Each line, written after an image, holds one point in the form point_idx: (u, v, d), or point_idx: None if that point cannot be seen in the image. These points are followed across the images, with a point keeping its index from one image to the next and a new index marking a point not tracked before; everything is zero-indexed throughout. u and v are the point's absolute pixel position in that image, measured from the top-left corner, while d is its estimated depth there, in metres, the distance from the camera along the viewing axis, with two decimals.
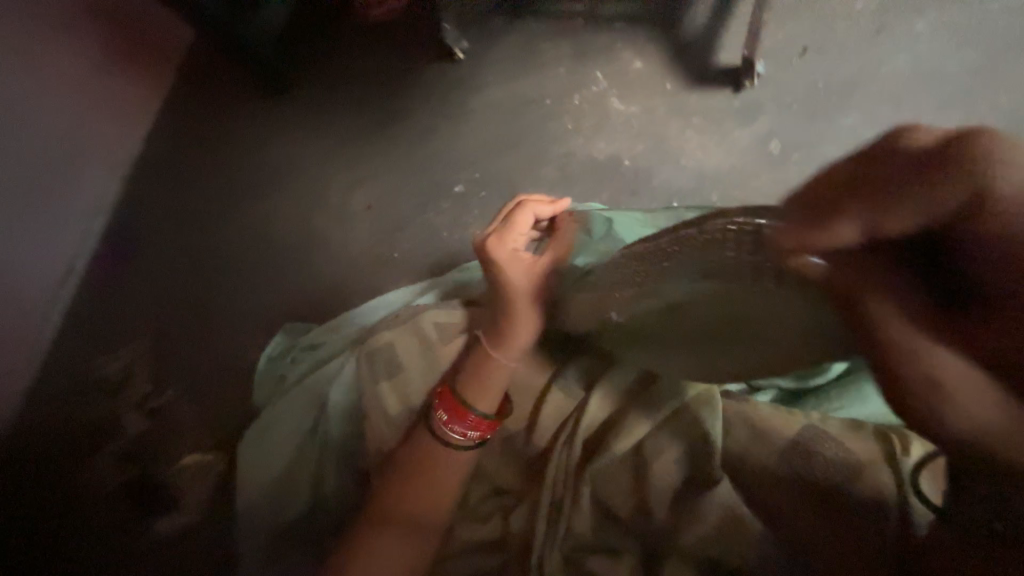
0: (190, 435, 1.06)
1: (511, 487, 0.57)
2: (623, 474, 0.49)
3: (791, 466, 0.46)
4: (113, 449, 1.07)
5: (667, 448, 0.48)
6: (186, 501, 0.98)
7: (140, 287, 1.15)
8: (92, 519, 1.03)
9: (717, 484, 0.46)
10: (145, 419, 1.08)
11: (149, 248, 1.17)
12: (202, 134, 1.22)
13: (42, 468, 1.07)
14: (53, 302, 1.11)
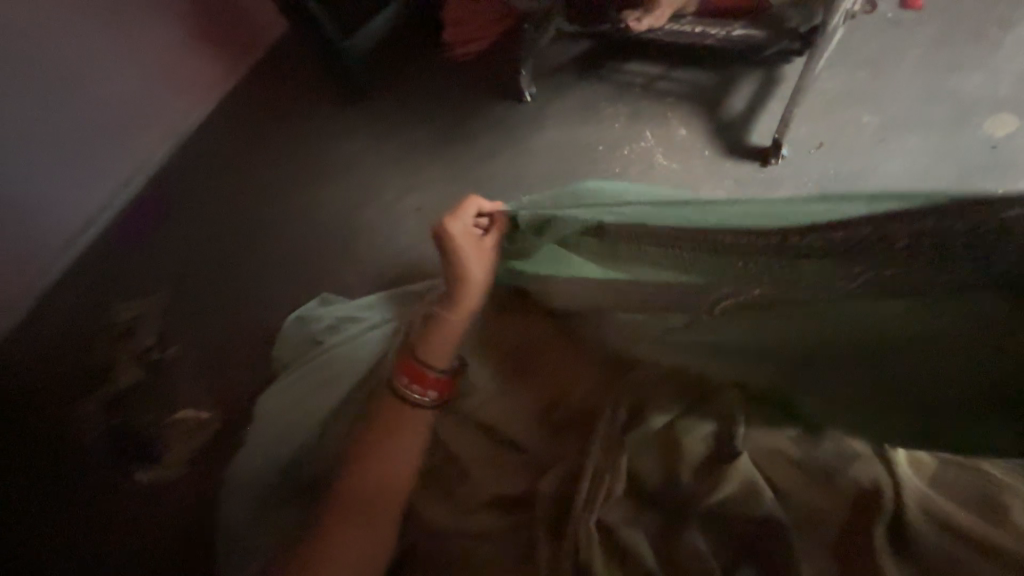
0: (189, 392, 1.05)
1: (527, 452, 0.50)
2: (659, 442, 0.45)
3: (858, 460, 0.40)
4: (103, 393, 1.06)
5: (710, 421, 0.44)
6: (173, 453, 0.98)
7: (180, 243, 1.22)
8: (69, 461, 1.02)
9: (763, 466, 0.41)
10: (143, 370, 1.08)
11: (198, 211, 1.25)
12: (275, 118, 1.34)
13: (35, 398, 1.08)
14: (78, 239, 1.23)
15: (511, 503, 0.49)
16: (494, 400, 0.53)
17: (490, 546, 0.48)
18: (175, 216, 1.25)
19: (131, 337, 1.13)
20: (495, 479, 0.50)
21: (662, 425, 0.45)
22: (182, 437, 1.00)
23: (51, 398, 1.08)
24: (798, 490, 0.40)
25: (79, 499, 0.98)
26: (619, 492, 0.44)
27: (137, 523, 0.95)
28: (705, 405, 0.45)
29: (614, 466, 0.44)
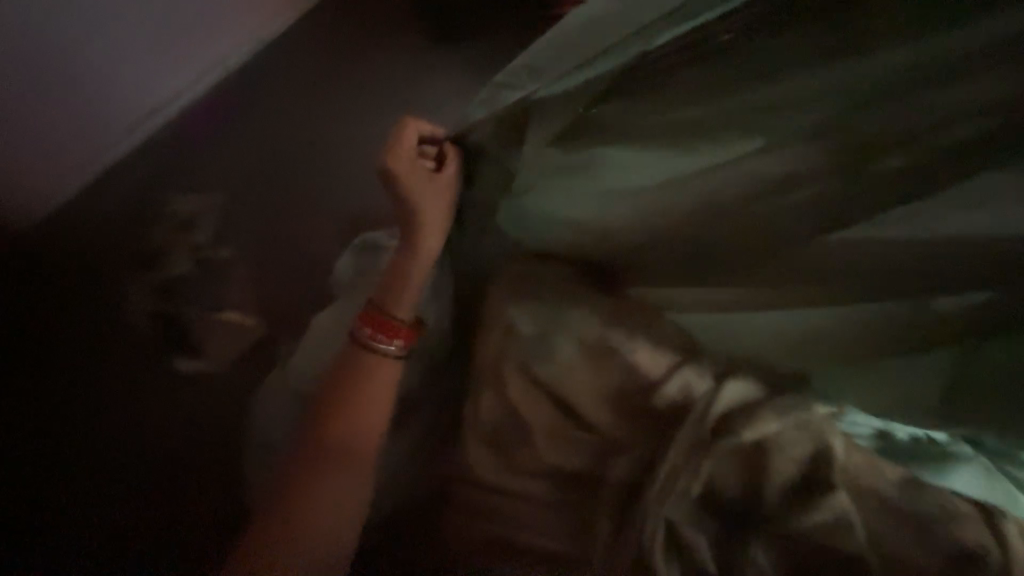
0: (234, 295, 1.04)
1: (597, 435, 0.49)
2: (744, 458, 0.43)
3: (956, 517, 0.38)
4: (154, 279, 1.06)
5: (804, 448, 0.43)
6: (216, 350, 0.97)
7: (244, 146, 1.18)
8: (106, 337, 1.01)
9: (850, 499, 0.40)
10: (193, 265, 1.07)
11: (264, 120, 1.21)
12: (357, 41, 1.28)
13: (85, 272, 1.07)
14: (143, 124, 1.18)
15: (573, 478, 0.49)
16: (574, 374, 0.51)
17: (546, 511, 0.49)
18: (240, 120, 1.21)
19: (186, 232, 1.11)
20: (560, 452, 0.50)
21: (755, 439, 0.43)
22: (221, 337, 0.99)
23: (99, 275, 1.06)
24: (895, 538, 0.38)
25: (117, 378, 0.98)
26: (695, 493, 0.44)
27: (163, 412, 0.93)
28: (803, 430, 0.43)
29: (694, 469, 0.44)
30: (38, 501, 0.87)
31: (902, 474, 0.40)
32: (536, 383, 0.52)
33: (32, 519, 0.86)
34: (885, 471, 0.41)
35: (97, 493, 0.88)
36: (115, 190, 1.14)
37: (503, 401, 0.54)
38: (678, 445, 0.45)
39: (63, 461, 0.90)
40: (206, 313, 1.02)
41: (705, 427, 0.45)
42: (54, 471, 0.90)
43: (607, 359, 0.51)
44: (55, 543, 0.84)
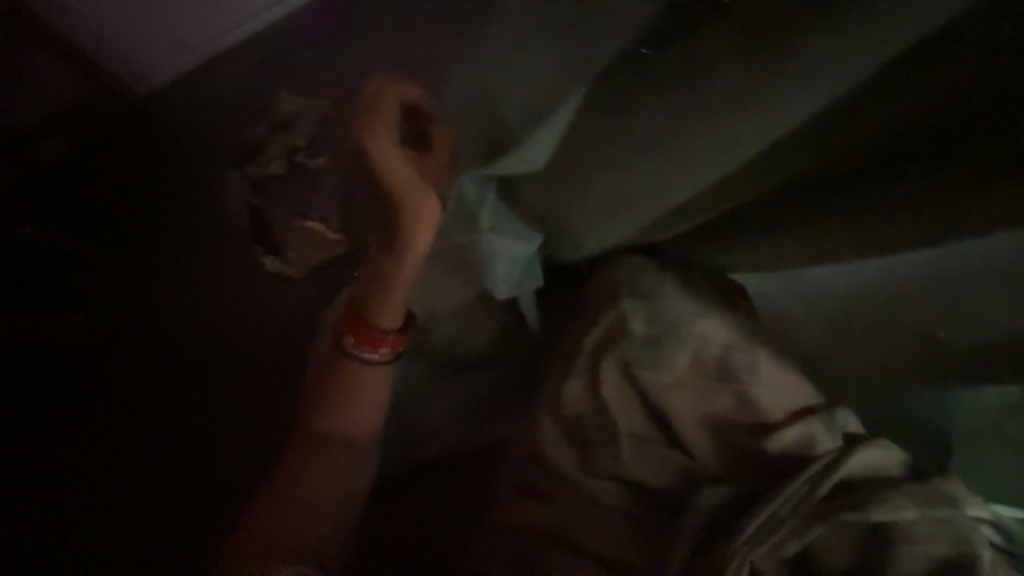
0: (320, 203, 0.91)
1: (696, 460, 0.47)
2: (855, 538, 0.39)
3: None
4: (251, 171, 0.99)
5: (933, 547, 0.38)
6: (295, 258, 0.92)
7: (354, 47, 1.07)
8: (206, 232, 0.99)
9: None
10: (285, 166, 0.94)
11: (371, 23, 1.08)
12: None
13: (193, 155, 1.06)
14: (253, 19, 1.13)
15: (650, 490, 0.48)
16: (680, 390, 0.48)
17: (617, 516, 0.48)
18: (348, 22, 1.10)
19: (284, 129, 1.02)
20: (645, 465, 0.48)
21: (882, 521, 0.39)
22: (303, 246, 0.92)
23: (200, 160, 1.05)
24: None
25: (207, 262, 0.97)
26: (792, 551, 0.40)
27: (248, 319, 0.91)
28: (940, 529, 0.38)
29: (798, 528, 0.41)
30: (125, 385, 0.88)
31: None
32: (635, 387, 0.49)
33: (117, 401, 0.87)
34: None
35: (176, 390, 0.87)
36: (219, 84, 1.10)
37: (592, 394, 0.51)
38: (786, 498, 0.41)
39: (149, 348, 0.91)
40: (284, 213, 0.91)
41: (822, 488, 0.41)
42: (140, 357, 0.90)
43: (722, 385, 0.47)
44: (133, 431, 0.84)
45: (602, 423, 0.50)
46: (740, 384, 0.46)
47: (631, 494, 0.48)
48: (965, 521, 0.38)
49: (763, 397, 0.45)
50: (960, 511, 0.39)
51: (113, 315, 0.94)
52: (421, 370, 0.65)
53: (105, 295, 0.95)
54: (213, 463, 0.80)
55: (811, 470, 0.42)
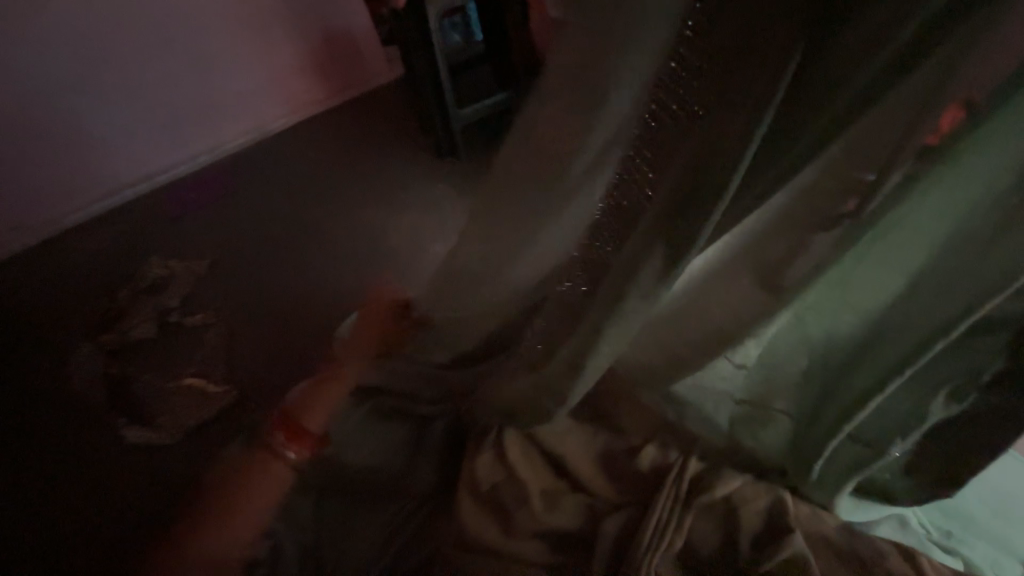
0: (201, 358, 0.96)
1: (600, 496, 0.55)
2: (712, 514, 0.50)
3: (856, 549, 0.47)
4: (108, 340, 0.97)
5: (755, 500, 0.50)
6: (166, 419, 0.89)
7: (231, 219, 1.17)
8: (32, 427, 0.89)
9: (790, 535, 0.48)
10: (156, 328, 0.99)
11: (249, 199, 1.21)
12: (352, 136, 1.32)
13: (34, 335, 0.99)
14: (115, 196, 1.18)
15: (566, 539, 0.53)
16: (568, 436, 0.58)
17: (539, 573, 0.51)
18: (222, 198, 1.20)
19: (154, 294, 1.04)
20: (554, 514, 0.54)
21: (721, 495, 0.51)
22: (182, 407, 0.90)
23: (44, 339, 0.99)
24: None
25: (49, 449, 0.87)
26: (679, 546, 0.48)
27: (94, 508, 0.81)
28: (756, 488, 0.51)
29: (677, 523, 0.49)
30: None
31: (841, 522, 0.50)
32: (537, 445, 0.59)
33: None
34: (826, 519, 0.49)
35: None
36: (75, 258, 1.10)
37: (501, 463, 0.58)
38: (661, 503, 0.51)
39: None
40: (158, 378, 0.93)
41: (685, 485, 0.52)
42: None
43: (599, 426, 0.59)
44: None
45: (512, 487, 0.56)
46: (599, 431, 0.59)
47: (551, 547, 0.53)
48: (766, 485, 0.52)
49: (609, 431, 0.59)
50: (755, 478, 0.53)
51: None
52: (334, 504, 0.68)
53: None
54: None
55: (669, 478, 0.53)
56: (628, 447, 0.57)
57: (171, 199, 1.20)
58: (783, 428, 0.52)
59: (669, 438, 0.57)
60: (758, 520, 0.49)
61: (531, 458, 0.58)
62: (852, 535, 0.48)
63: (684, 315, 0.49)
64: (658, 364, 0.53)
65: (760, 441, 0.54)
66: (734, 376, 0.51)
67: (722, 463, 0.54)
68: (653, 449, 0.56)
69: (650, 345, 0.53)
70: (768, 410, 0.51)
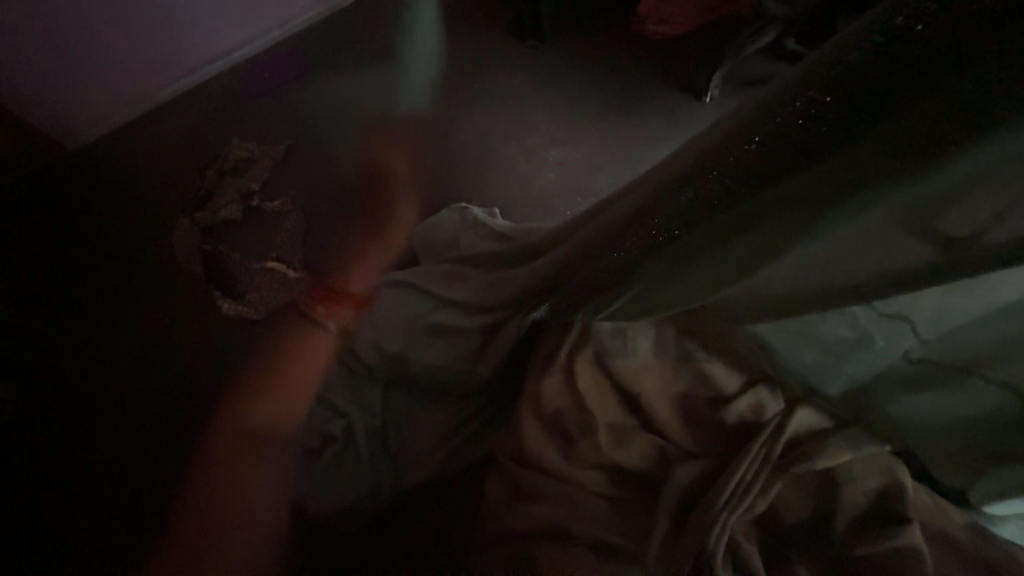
0: (281, 244, 0.99)
1: (674, 441, 0.51)
2: (808, 484, 0.44)
3: (987, 553, 0.39)
4: (200, 218, 1.02)
5: (864, 478, 0.43)
6: (254, 296, 0.95)
7: (303, 101, 1.12)
8: (142, 291, 0.98)
9: (905, 525, 0.40)
10: (241, 210, 1.02)
11: (320, 80, 1.14)
12: (427, 11, 1.17)
13: (136, 206, 1.06)
14: (195, 71, 1.14)
15: (629, 474, 0.51)
16: (647, 372, 0.53)
17: (597, 501, 0.50)
18: (295, 78, 1.14)
19: (238, 176, 1.06)
20: (620, 451, 0.51)
21: (825, 466, 0.44)
22: (266, 287, 0.95)
23: (145, 210, 1.05)
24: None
25: (157, 312, 0.96)
26: (761, 510, 0.44)
27: (199, 365, 0.92)
28: (868, 465, 0.44)
29: (764, 486, 0.44)
30: (79, 456, 0.88)
31: (970, 519, 0.41)
32: (608, 375, 0.54)
33: (75, 476, 0.86)
34: (952, 515, 0.41)
35: (133, 448, 0.87)
36: (164, 134, 1.12)
37: (568, 389, 0.55)
38: (748, 463, 0.45)
39: (101, 415, 0.90)
40: (244, 257, 0.99)
41: (781, 447, 0.45)
42: (94, 428, 0.89)
43: (682, 365, 0.52)
44: (98, 504, 0.84)
45: (578, 413, 0.54)
46: (682, 371, 0.52)
47: (612, 479, 0.51)
48: (876, 457, 0.44)
49: (694, 373, 0.52)
50: (870, 448, 0.44)
51: (57, 390, 0.92)
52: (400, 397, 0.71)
53: (44, 370, 0.93)
54: (183, 507, 0.83)
55: (762, 438, 0.46)
56: (714, 395, 0.50)
57: (246, 77, 1.16)
58: (980, 402, 0.37)
59: (767, 391, 0.49)
60: (865, 501, 0.42)
61: (599, 389, 0.54)
62: (985, 538, 0.40)
63: (835, 250, 0.35)
64: (792, 294, 0.41)
65: (929, 418, 0.41)
66: (883, 330, 0.39)
67: (828, 427, 0.46)
68: (749, 397, 0.49)
69: (781, 272, 0.40)
70: (968, 377, 0.37)
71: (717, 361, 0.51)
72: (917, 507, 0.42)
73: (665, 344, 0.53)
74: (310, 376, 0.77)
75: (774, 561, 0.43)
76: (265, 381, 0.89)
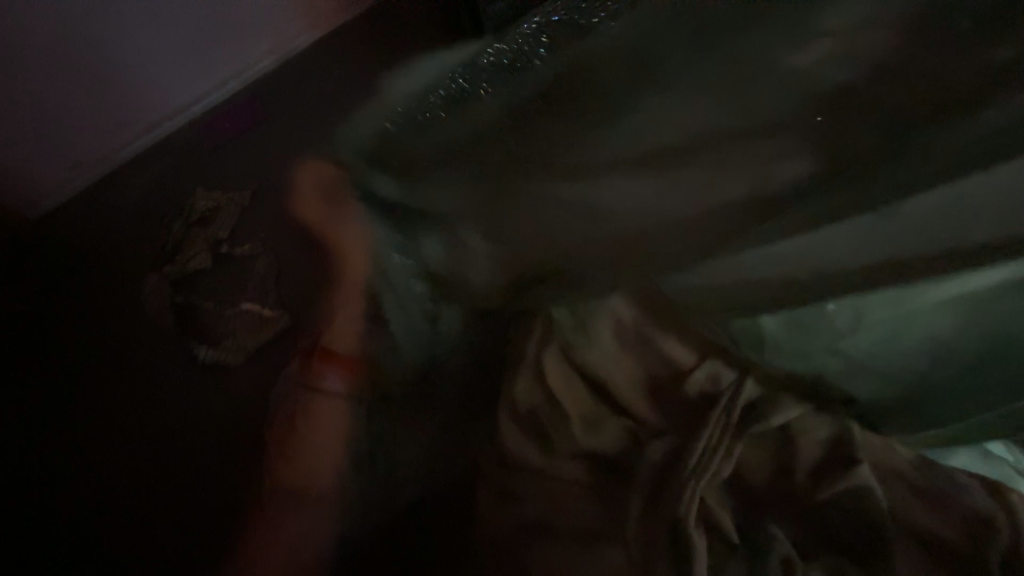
0: (254, 286, 1.00)
1: (645, 421, 0.53)
2: (766, 445, 0.47)
3: (932, 479, 0.42)
4: (171, 270, 1.03)
5: (813, 430, 0.47)
6: (231, 341, 0.95)
7: (264, 145, 1.15)
8: (117, 350, 0.97)
9: (854, 466, 0.44)
10: (211, 258, 1.03)
11: (280, 123, 1.17)
12: (379, 52, 1.23)
13: (106, 267, 1.06)
14: (153, 128, 1.16)
15: (606, 460, 0.53)
16: (613, 360, 0.55)
17: (579, 491, 0.52)
18: (257, 125, 1.17)
19: (206, 225, 1.07)
20: (594, 437, 0.54)
21: (778, 424, 0.47)
22: (244, 332, 0.96)
23: (115, 270, 1.05)
24: (921, 513, 0.41)
25: (134, 370, 0.95)
26: (725, 474, 0.46)
27: (180, 417, 0.91)
28: (819, 417, 0.47)
29: (725, 451, 0.47)
30: (59, 526, 0.84)
31: (916, 454, 0.44)
32: (576, 368, 0.57)
33: (54, 548, 0.83)
34: (899, 451, 0.45)
35: (116, 512, 0.85)
36: (127, 192, 1.13)
37: (541, 387, 0.57)
38: (708, 432, 0.48)
39: (81, 482, 0.87)
40: (219, 304, 0.99)
41: (737, 414, 0.48)
42: (74, 495, 0.87)
43: (642, 348, 0.55)
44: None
45: (551, 408, 0.56)
46: (644, 355, 0.55)
47: (589, 468, 0.53)
48: (820, 411, 0.47)
49: (655, 354, 0.55)
50: (813, 401, 0.47)
51: (32, 461, 0.89)
52: None
53: (18, 443, 0.91)
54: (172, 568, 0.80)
55: (722, 407, 0.49)
56: (672, 375, 0.53)
57: (205, 129, 1.18)
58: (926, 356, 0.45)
59: (721, 363, 0.52)
60: (823, 453, 0.45)
61: (569, 384, 0.56)
62: (932, 468, 0.43)
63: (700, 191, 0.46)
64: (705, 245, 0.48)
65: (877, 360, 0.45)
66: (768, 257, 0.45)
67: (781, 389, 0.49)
68: (706, 369, 0.52)
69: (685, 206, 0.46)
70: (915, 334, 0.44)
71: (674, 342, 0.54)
72: (866, 448, 0.45)
73: (624, 332, 0.56)
74: (292, 411, 0.77)
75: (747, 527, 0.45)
76: (250, 424, 0.89)
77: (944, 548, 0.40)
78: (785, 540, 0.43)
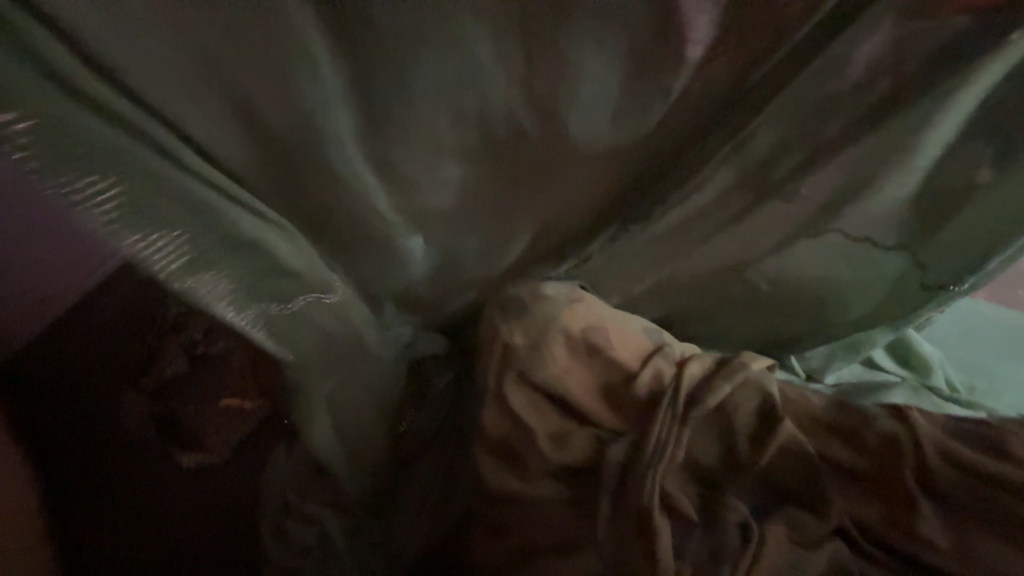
0: (234, 380, 1.03)
1: (605, 425, 0.58)
2: (711, 424, 0.53)
3: (837, 420, 0.54)
4: (147, 382, 1.03)
5: (748, 400, 0.53)
6: (216, 441, 0.96)
7: None
8: (98, 475, 0.95)
9: (780, 423, 0.53)
10: (187, 362, 1.05)
11: None
12: None
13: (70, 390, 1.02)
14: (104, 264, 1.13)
15: (576, 470, 0.56)
16: (568, 374, 0.59)
17: (555, 507, 0.55)
18: None
19: (178, 331, 1.08)
20: (563, 451, 0.57)
21: (715, 404, 0.53)
22: (227, 427, 0.97)
23: (82, 392, 1.02)
24: (832, 448, 0.53)
25: (121, 491, 0.93)
26: (680, 458, 0.52)
27: (179, 528, 0.91)
28: (750, 388, 0.54)
29: (677, 439, 0.52)
30: None
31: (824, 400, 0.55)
32: (538, 389, 0.60)
33: None
34: (810, 399, 0.55)
35: None
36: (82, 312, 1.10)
37: (507, 415, 0.59)
38: (660, 424, 0.53)
39: None
40: (201, 405, 1.00)
41: (681, 400, 0.54)
42: None
43: (592, 358, 0.60)
44: None
45: (519, 433, 0.58)
46: (594, 363, 0.60)
47: (563, 482, 0.56)
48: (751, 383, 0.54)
49: (604, 361, 0.60)
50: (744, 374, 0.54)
51: None
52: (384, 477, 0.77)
53: None
54: None
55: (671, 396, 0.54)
56: (623, 379, 0.59)
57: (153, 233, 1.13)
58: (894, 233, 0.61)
59: (661, 359, 0.59)
60: (757, 418, 0.53)
61: (534, 406, 0.59)
62: (838, 409, 0.54)
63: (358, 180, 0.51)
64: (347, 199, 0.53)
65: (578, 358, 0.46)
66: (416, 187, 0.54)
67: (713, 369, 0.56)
68: (651, 366, 0.58)
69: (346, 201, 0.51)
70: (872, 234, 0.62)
71: (621, 347, 0.60)
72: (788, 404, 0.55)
73: (572, 346, 0.60)
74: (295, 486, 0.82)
75: (706, 501, 0.52)
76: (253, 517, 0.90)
77: (846, 469, 0.52)
78: (733, 505, 0.51)
